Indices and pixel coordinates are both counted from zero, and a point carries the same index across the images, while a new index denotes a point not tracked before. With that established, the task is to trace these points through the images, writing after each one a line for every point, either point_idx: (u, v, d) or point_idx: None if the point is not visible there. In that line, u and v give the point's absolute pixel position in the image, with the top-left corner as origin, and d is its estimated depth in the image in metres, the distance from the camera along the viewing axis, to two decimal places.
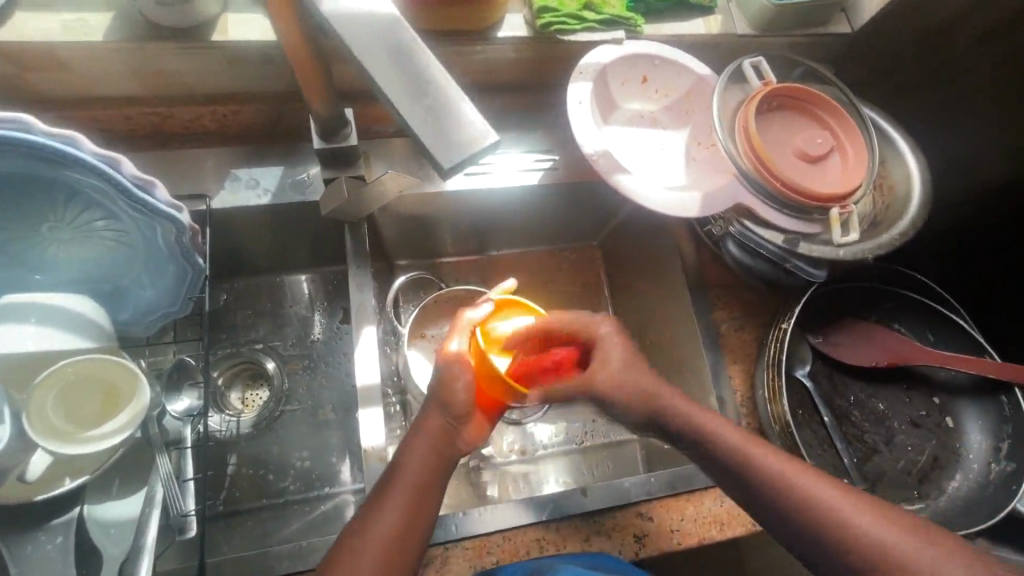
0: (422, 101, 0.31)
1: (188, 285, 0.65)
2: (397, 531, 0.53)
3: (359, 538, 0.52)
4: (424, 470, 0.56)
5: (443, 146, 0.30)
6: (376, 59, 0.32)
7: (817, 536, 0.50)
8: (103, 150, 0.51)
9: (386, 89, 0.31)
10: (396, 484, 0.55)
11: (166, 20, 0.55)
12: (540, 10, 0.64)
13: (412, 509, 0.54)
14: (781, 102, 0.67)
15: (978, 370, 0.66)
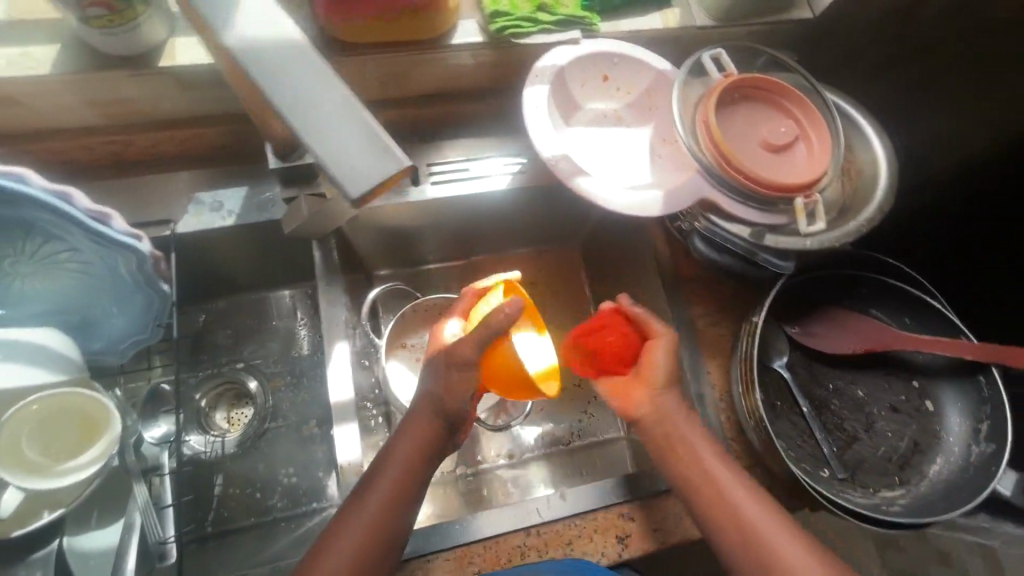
0: (334, 126, 0.32)
1: (156, 312, 0.66)
2: (376, 525, 0.55)
3: (339, 528, 0.55)
4: (409, 467, 0.58)
5: (353, 174, 0.31)
6: (288, 77, 0.33)
7: (739, 543, 0.55)
8: (56, 185, 0.51)
9: (293, 109, 0.32)
10: (380, 481, 0.57)
11: (112, 48, 0.55)
12: (494, 14, 0.63)
13: (393, 504, 0.57)
14: (745, 93, 0.66)
15: (954, 352, 0.66)
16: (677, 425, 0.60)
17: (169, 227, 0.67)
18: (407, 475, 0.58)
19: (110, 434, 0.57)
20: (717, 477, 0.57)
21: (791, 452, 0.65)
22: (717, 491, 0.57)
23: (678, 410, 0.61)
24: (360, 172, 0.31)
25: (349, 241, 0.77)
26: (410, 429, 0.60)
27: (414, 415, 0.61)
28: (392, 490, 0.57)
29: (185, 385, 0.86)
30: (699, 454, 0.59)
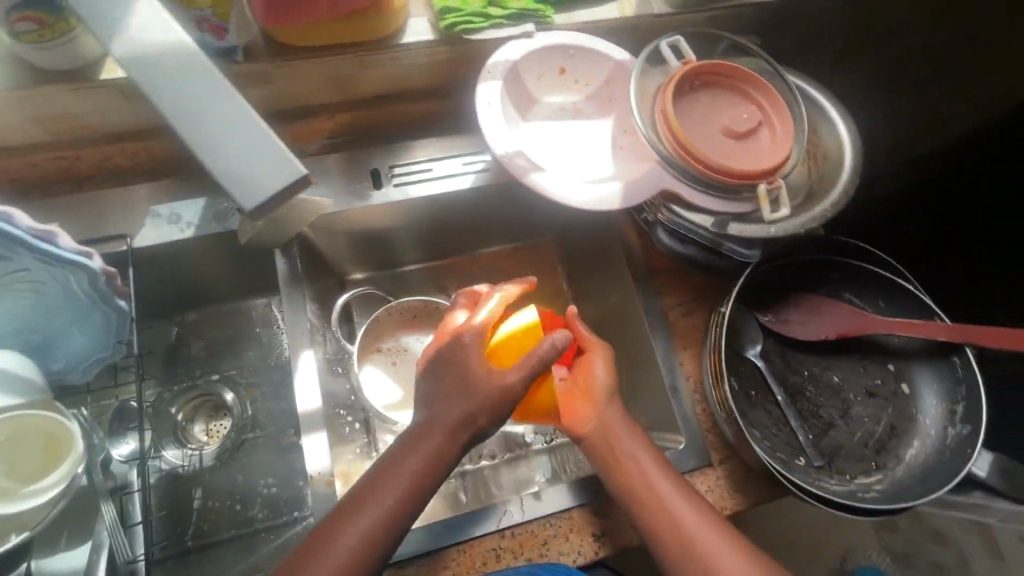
0: (232, 142, 0.34)
1: (116, 329, 0.65)
2: (379, 527, 0.53)
3: (341, 528, 0.52)
4: (422, 470, 0.55)
5: (245, 190, 0.34)
6: (185, 90, 0.35)
7: (682, 552, 0.55)
8: None
9: (184, 126, 0.34)
10: (390, 483, 0.54)
11: (50, 63, 0.55)
12: (443, 11, 0.63)
13: (401, 508, 0.54)
14: (704, 80, 0.65)
15: (926, 334, 0.65)
16: (621, 435, 0.61)
17: (125, 242, 0.67)
18: (418, 479, 0.55)
19: (73, 454, 0.57)
20: (657, 488, 0.58)
21: (765, 441, 0.65)
22: (657, 500, 0.58)
23: (623, 423, 0.62)
24: (258, 182, 0.34)
25: (315, 246, 0.76)
26: (427, 429, 0.57)
27: (445, 410, 0.57)
28: (401, 497, 0.54)
29: (159, 400, 0.84)
30: (643, 464, 0.59)
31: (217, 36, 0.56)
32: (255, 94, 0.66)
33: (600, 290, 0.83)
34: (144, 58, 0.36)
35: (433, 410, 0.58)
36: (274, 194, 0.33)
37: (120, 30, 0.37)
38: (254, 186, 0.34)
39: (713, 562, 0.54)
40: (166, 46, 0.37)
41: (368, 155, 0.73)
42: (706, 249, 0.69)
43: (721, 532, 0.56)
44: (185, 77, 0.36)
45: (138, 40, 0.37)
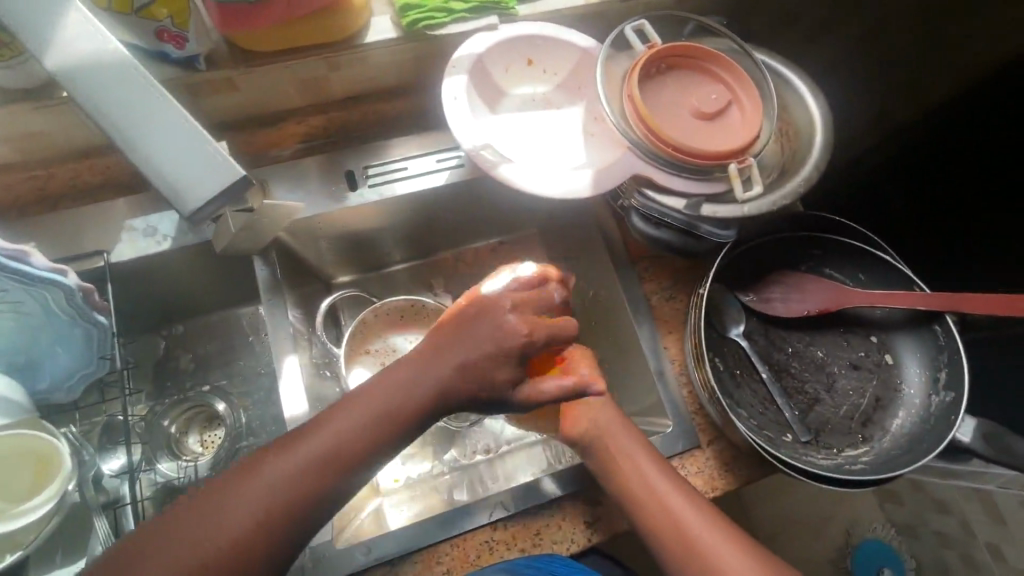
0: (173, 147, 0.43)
1: (98, 344, 0.65)
2: (317, 463, 0.49)
3: (279, 457, 0.49)
4: (376, 419, 0.51)
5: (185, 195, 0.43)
6: (127, 100, 0.43)
7: (679, 547, 0.55)
8: None
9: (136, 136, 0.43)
10: (367, 418, 0.52)
11: (11, 82, 0.55)
12: (404, 8, 0.63)
13: (342, 456, 0.50)
14: (671, 63, 0.64)
15: (908, 305, 0.65)
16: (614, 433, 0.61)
17: (102, 258, 0.67)
18: (369, 431, 0.51)
19: (64, 470, 0.57)
20: (653, 483, 0.58)
21: (751, 419, 0.65)
22: (654, 498, 0.57)
23: (613, 422, 0.61)
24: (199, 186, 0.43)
25: (295, 252, 0.76)
26: (402, 380, 0.53)
27: (470, 352, 0.54)
28: (347, 445, 0.50)
29: (153, 413, 0.83)
30: (635, 459, 0.60)
31: (176, 45, 0.55)
32: (222, 102, 0.66)
33: (585, 279, 0.83)
34: (80, 66, 0.43)
35: (457, 351, 0.54)
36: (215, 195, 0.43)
37: (49, 40, 0.43)
38: (197, 192, 0.43)
39: (708, 555, 0.55)
40: (96, 57, 0.43)
41: (341, 158, 0.73)
42: (679, 233, 0.69)
43: (718, 527, 0.56)
44: (119, 84, 0.44)
45: (68, 51, 0.43)
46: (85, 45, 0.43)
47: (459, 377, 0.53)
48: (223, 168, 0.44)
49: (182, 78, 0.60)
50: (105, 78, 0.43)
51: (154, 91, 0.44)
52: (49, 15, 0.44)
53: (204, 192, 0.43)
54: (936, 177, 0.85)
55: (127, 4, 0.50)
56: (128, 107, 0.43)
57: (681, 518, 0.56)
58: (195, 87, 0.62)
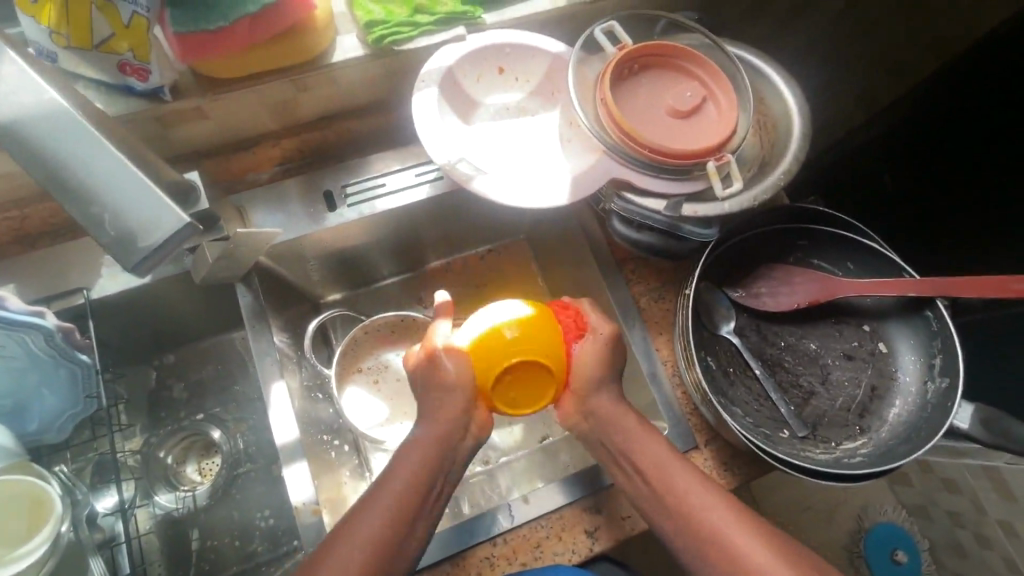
0: (120, 188, 0.39)
1: (85, 384, 0.64)
2: (377, 538, 0.51)
3: (343, 534, 0.51)
4: (418, 473, 0.55)
5: (127, 251, 0.39)
6: (65, 146, 0.39)
7: (689, 557, 0.53)
8: None
9: (84, 180, 0.39)
10: (393, 484, 0.54)
11: None
12: (369, 25, 0.62)
13: (401, 510, 0.53)
14: (644, 62, 0.64)
15: (897, 292, 0.64)
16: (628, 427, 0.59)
17: (82, 295, 0.66)
18: (418, 484, 0.55)
19: (55, 513, 0.56)
20: (672, 475, 0.55)
21: (747, 417, 0.64)
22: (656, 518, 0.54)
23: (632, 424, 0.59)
24: (143, 231, 0.39)
25: (280, 275, 0.75)
26: (415, 442, 0.57)
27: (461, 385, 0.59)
28: (391, 512, 0.53)
29: (147, 445, 0.82)
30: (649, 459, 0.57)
31: (140, 78, 0.55)
32: (193, 129, 0.66)
33: (574, 284, 0.82)
34: (17, 117, 0.40)
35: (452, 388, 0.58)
36: (164, 243, 0.39)
37: None
38: (143, 238, 0.39)
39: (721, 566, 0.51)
40: (37, 102, 0.40)
41: (319, 178, 0.72)
42: (662, 234, 0.68)
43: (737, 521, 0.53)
44: (53, 133, 0.39)
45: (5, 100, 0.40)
46: (21, 99, 0.40)
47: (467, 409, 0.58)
48: (169, 208, 0.39)
49: (148, 109, 0.59)
50: (37, 129, 0.39)
51: (99, 142, 0.40)
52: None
53: (153, 237, 0.39)
54: (929, 155, 0.84)
55: (87, 38, 0.50)
56: (64, 159, 0.39)
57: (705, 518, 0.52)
58: (164, 118, 0.61)
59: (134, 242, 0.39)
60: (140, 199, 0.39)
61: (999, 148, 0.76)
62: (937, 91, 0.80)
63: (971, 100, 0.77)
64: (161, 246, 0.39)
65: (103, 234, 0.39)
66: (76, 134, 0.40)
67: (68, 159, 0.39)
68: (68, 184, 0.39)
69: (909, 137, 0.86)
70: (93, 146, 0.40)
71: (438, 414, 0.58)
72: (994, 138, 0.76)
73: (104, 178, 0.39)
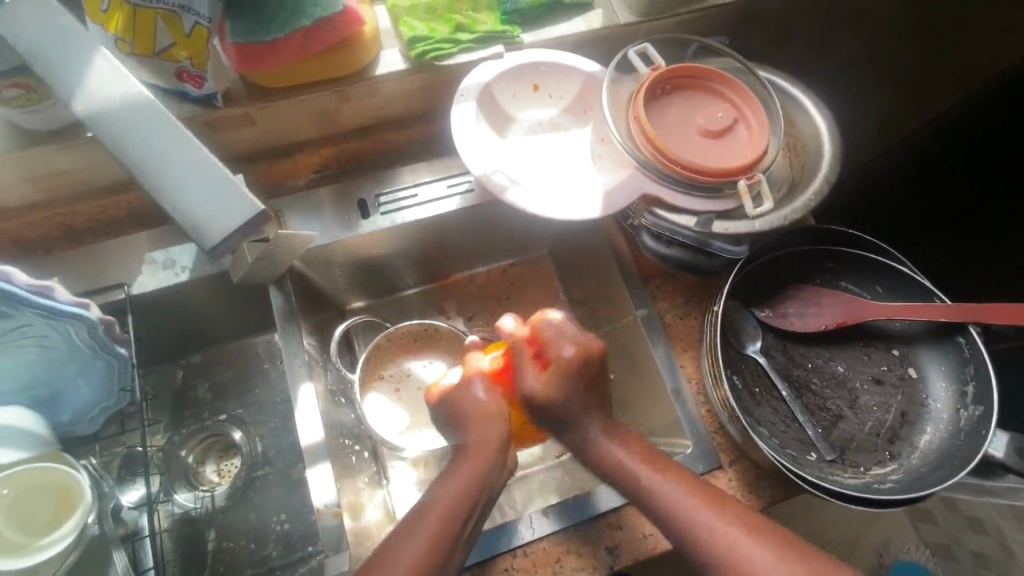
0: (199, 177, 0.41)
1: (119, 376, 0.66)
2: (428, 551, 0.50)
3: (398, 542, 0.50)
4: (469, 483, 0.56)
5: (202, 235, 0.40)
6: (150, 137, 0.42)
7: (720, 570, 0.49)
8: (35, 282, 0.55)
9: (162, 168, 0.41)
10: (443, 495, 0.54)
11: (38, 123, 0.58)
12: (412, 40, 0.65)
13: (452, 525, 0.52)
14: (677, 83, 0.65)
15: (928, 317, 0.63)
16: (628, 466, 0.57)
17: (123, 290, 0.68)
18: (470, 498, 0.55)
19: (84, 504, 0.57)
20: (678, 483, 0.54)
21: (774, 438, 0.64)
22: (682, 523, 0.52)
23: (632, 462, 0.57)
24: (218, 218, 0.40)
25: (310, 280, 0.77)
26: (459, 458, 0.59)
27: (485, 410, 0.62)
28: (447, 522, 0.52)
29: (170, 444, 0.83)
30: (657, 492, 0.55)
31: (196, 85, 0.58)
32: (240, 136, 0.68)
33: (598, 299, 0.83)
34: (105, 108, 0.42)
35: (479, 412, 0.62)
36: (234, 229, 0.40)
37: (81, 86, 0.43)
38: (216, 224, 0.40)
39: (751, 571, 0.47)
40: (125, 96, 0.43)
41: (353, 187, 0.74)
42: (691, 250, 0.69)
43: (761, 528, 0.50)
44: (139, 125, 0.42)
45: (98, 94, 0.43)
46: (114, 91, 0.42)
47: (491, 431, 0.60)
48: (244, 196, 0.41)
49: (200, 113, 0.62)
50: (125, 120, 0.42)
51: (178, 134, 0.42)
52: (83, 61, 0.43)
53: (225, 223, 0.40)
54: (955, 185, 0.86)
55: (149, 45, 0.52)
56: (148, 150, 0.41)
57: (728, 533, 0.50)
58: (214, 123, 0.64)
59: (208, 228, 0.40)
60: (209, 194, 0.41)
61: (1014, 158, 0.77)
62: (964, 108, 0.80)
63: (986, 121, 0.78)
64: (225, 237, 0.40)
65: (183, 219, 0.40)
66: (161, 126, 0.42)
67: (148, 149, 0.41)
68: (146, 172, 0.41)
69: (930, 156, 0.86)
70: (176, 138, 0.42)
71: (483, 437, 0.60)
72: (1010, 148, 0.77)
73: (187, 168, 0.41)
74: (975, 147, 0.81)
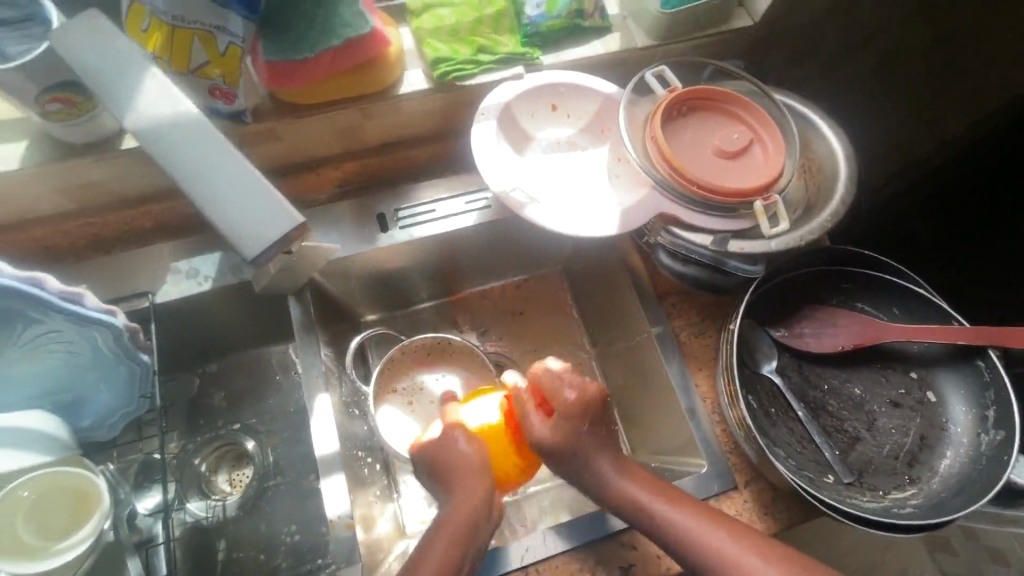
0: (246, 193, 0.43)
1: (140, 383, 0.68)
2: None
3: None
4: (454, 544, 0.55)
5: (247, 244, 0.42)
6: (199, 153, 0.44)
7: None
8: (67, 289, 0.57)
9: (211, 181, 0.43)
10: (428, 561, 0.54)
11: (75, 136, 0.60)
12: (435, 61, 0.67)
13: None
14: (693, 105, 0.66)
15: (947, 340, 0.63)
16: (643, 502, 0.57)
17: (148, 298, 0.70)
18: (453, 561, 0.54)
19: (102, 508, 0.58)
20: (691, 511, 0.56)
21: (790, 459, 0.63)
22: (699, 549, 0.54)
23: (644, 491, 0.58)
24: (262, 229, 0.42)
25: (328, 292, 0.78)
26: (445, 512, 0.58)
27: (465, 464, 0.60)
28: None
29: (184, 452, 0.84)
30: (677, 524, 0.55)
31: (226, 101, 0.60)
32: (265, 151, 0.70)
33: (610, 316, 0.83)
34: (155, 125, 0.44)
35: (461, 467, 0.60)
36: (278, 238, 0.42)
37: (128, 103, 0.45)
38: (262, 234, 0.42)
39: None
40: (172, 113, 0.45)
41: (373, 201, 0.76)
42: (707, 267, 0.70)
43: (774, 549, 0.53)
44: (189, 140, 0.44)
45: (145, 111, 0.45)
46: (163, 108, 0.45)
47: (473, 487, 0.59)
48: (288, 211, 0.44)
49: (230, 129, 0.64)
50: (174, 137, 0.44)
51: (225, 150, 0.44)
52: (135, 78, 0.45)
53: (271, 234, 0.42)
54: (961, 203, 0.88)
55: (185, 64, 0.55)
56: (196, 163, 0.44)
57: (746, 563, 0.52)
58: (242, 138, 0.66)
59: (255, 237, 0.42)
60: (260, 200, 0.43)
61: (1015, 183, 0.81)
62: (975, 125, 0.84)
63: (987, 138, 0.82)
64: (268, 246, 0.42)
65: (229, 227, 0.42)
66: (209, 142, 0.44)
67: (200, 163, 0.44)
68: (198, 185, 0.43)
69: (950, 177, 0.88)
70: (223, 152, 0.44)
71: (465, 495, 0.58)
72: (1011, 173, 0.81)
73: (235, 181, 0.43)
74: (997, 171, 0.82)
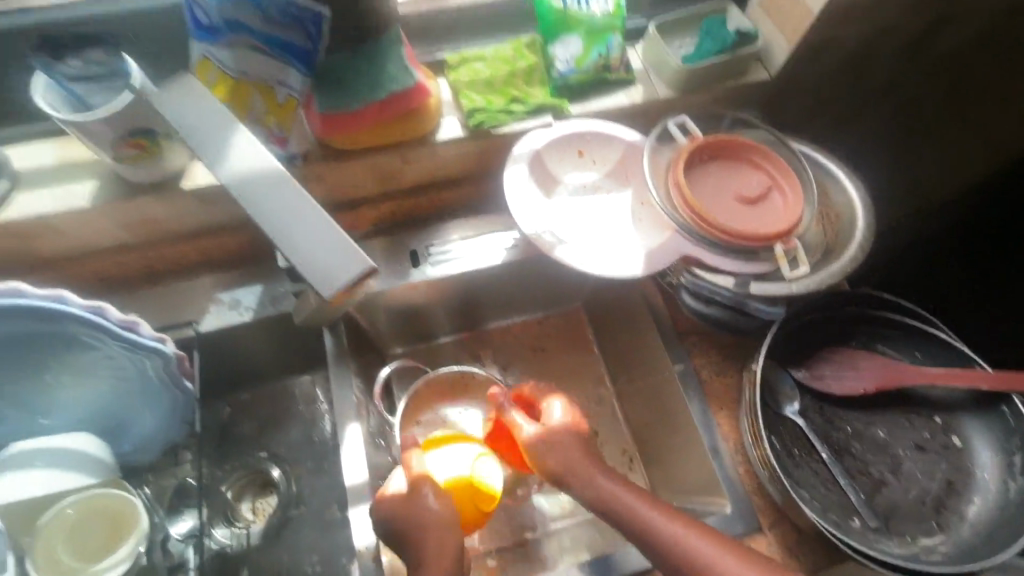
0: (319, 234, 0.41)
1: (182, 409, 0.70)
2: None
3: None
4: None
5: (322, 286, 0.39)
6: (275, 198, 0.42)
7: None
8: (124, 317, 0.60)
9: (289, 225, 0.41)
10: None
11: (141, 177, 0.65)
12: (471, 111, 0.72)
13: None
14: (712, 154, 0.70)
15: (971, 383, 0.64)
16: (665, 537, 0.57)
17: (192, 328, 0.74)
18: None
19: (139, 530, 0.60)
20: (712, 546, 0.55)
21: (815, 501, 0.63)
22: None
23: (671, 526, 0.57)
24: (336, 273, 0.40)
25: (359, 324, 0.81)
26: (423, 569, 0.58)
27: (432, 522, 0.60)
28: None
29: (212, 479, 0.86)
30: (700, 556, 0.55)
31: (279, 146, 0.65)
32: None
33: (630, 354, 0.85)
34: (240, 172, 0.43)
35: (432, 526, 0.60)
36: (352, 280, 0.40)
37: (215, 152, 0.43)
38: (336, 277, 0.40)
39: None
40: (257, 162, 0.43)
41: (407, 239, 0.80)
42: (729, 309, 0.72)
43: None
44: (270, 186, 0.43)
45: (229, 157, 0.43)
46: (249, 154, 0.43)
47: (443, 546, 0.59)
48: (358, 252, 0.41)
49: None
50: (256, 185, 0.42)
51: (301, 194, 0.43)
52: (224, 133, 0.44)
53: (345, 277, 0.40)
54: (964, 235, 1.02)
55: (244, 115, 0.60)
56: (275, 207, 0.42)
57: None
58: None
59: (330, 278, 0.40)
60: (334, 245, 0.41)
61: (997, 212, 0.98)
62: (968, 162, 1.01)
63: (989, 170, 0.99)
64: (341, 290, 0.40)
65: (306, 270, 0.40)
66: (288, 186, 0.43)
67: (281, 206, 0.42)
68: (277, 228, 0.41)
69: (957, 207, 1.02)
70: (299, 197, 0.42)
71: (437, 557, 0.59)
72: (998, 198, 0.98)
73: (310, 224, 0.41)
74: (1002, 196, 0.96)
